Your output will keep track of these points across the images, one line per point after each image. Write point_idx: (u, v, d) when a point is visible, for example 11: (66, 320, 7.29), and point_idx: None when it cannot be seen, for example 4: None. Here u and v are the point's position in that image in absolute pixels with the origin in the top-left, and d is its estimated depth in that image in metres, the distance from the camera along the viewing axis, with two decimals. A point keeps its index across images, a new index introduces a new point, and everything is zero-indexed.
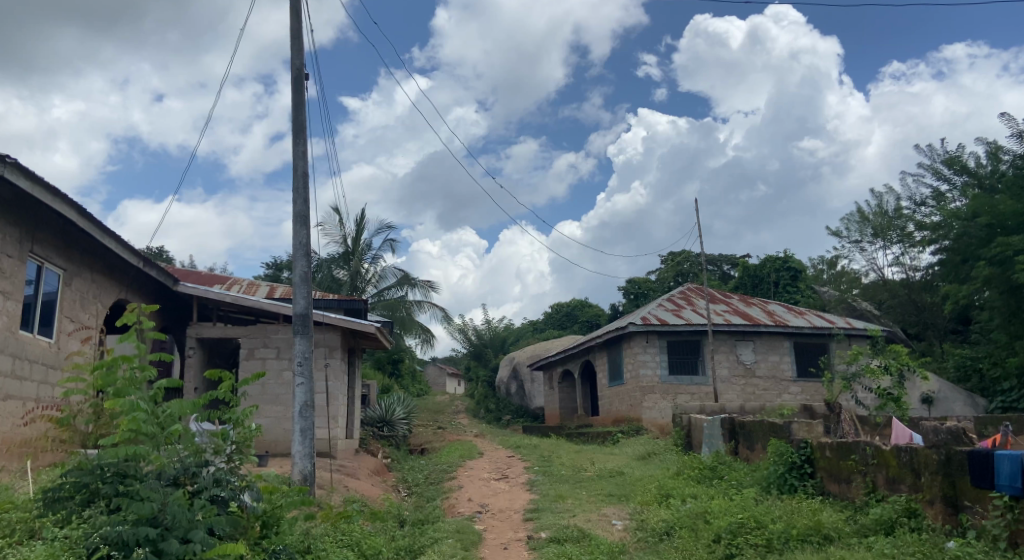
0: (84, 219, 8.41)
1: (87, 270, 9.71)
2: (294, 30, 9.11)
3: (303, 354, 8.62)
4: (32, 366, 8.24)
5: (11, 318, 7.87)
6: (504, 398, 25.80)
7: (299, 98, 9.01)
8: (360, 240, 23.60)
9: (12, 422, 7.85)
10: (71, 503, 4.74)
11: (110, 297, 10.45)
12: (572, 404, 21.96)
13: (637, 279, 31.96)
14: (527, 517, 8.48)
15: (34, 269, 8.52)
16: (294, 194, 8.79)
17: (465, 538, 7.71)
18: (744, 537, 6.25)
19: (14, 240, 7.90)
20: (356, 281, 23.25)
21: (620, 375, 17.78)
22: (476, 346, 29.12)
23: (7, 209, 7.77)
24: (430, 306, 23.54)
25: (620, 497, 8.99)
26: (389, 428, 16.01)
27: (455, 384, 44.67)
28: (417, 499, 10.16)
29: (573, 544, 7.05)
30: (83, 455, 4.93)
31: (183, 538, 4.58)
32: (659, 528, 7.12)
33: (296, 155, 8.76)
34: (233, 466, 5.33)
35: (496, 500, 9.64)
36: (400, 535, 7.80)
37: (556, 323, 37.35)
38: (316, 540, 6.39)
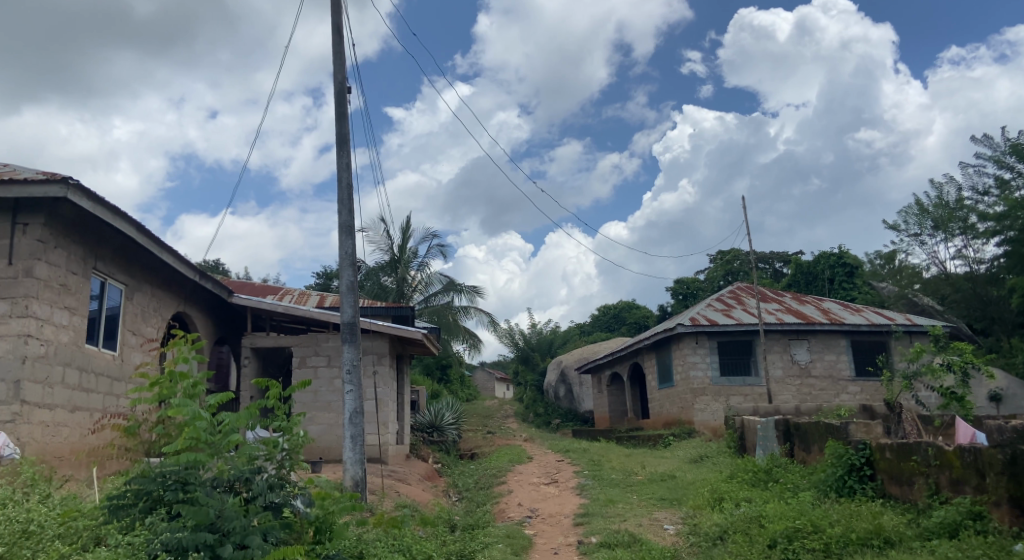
0: (142, 234, 8.71)
1: (147, 284, 10.08)
2: (336, 46, 9.33)
3: (352, 362, 8.77)
4: (98, 378, 8.59)
5: (77, 332, 8.24)
6: (553, 402, 25.73)
7: (343, 111, 9.21)
8: (407, 247, 23.92)
9: (81, 432, 8.21)
10: (136, 510, 4.95)
11: (169, 310, 10.81)
12: (621, 407, 21.78)
13: (686, 279, 31.58)
14: (577, 522, 8.45)
15: (98, 284, 8.88)
16: (339, 205, 8.95)
17: (515, 543, 7.74)
18: (801, 542, 6.09)
19: (78, 257, 8.26)
20: (403, 287, 23.54)
21: (670, 377, 17.55)
22: (524, 350, 29.14)
23: (71, 229, 8.11)
24: (476, 311, 23.66)
25: (673, 500, 8.88)
26: (439, 432, 16.16)
27: (504, 388, 44.72)
28: (468, 504, 10.22)
29: (624, 549, 7.01)
30: (146, 465, 5.17)
31: (239, 543, 4.78)
32: (713, 533, 7.00)
33: (340, 167, 8.95)
34: (286, 473, 5.51)
35: (546, 504, 9.63)
36: (450, 540, 7.86)
37: (604, 325, 37.18)
38: (368, 545, 6.50)
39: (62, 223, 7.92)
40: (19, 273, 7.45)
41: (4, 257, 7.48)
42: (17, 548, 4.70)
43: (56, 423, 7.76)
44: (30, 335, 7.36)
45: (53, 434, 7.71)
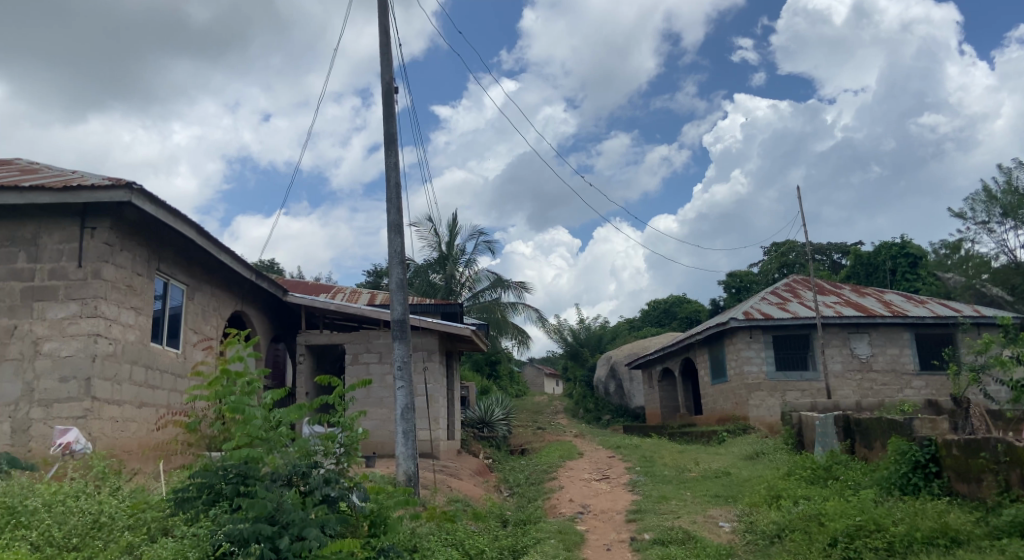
0: (202, 236, 8.97)
1: (207, 284, 10.39)
2: (383, 46, 9.43)
3: (402, 358, 8.87)
4: (162, 375, 8.90)
5: (143, 331, 8.55)
6: (603, 398, 25.55)
7: (391, 110, 9.31)
8: (455, 244, 24.08)
9: (147, 427, 8.52)
10: (199, 503, 5.11)
11: (227, 309, 11.11)
12: (673, 403, 21.49)
13: (739, 272, 30.99)
14: (630, 518, 8.36)
15: (162, 284, 9.18)
16: (388, 204, 9.06)
17: (568, 538, 7.71)
18: (862, 541, 5.89)
19: (142, 259, 8.55)
20: (452, 284, 23.71)
21: (724, 372, 17.22)
22: (573, 346, 29.03)
23: (135, 232, 8.39)
24: (525, 307, 23.65)
25: (728, 498, 8.69)
26: (489, 428, 16.24)
27: (554, 384, 44.61)
28: (520, 499, 10.23)
29: (678, 546, 6.91)
30: (208, 460, 5.34)
31: (298, 534, 4.89)
32: (770, 530, 6.84)
33: (389, 166, 9.05)
34: (342, 467, 5.68)
35: (598, 500, 9.56)
36: (503, 535, 7.88)
37: (654, 320, 36.76)
38: (422, 539, 6.57)
39: (128, 226, 8.20)
40: (88, 275, 7.74)
41: (73, 259, 7.78)
42: (90, 538, 4.89)
43: (125, 418, 8.06)
44: (98, 334, 7.65)
45: (123, 429, 8.01)
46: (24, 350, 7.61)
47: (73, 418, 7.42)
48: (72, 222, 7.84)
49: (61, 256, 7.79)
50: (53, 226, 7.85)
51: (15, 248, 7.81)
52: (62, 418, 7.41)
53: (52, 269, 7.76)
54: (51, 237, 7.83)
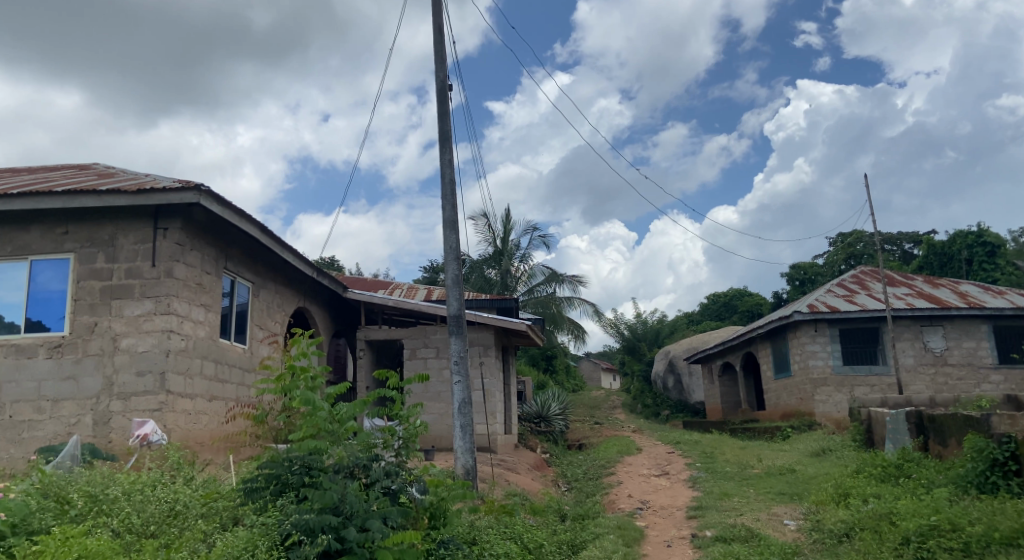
0: (266, 235, 9.24)
1: (271, 281, 10.68)
2: (437, 44, 9.50)
3: (459, 353, 8.94)
4: (231, 369, 9.22)
5: (212, 327, 8.85)
6: (662, 393, 25.23)
7: (445, 107, 9.38)
8: (510, 239, 24.15)
9: (217, 420, 8.83)
10: (267, 493, 5.27)
11: (291, 305, 11.40)
12: (735, 398, 21.02)
13: (803, 264, 30.16)
14: (690, 515, 8.22)
15: (229, 282, 9.47)
16: (443, 200, 9.13)
17: (627, 534, 7.62)
18: (937, 541, 5.65)
19: (211, 257, 8.84)
20: (507, 280, 23.76)
21: (788, 367, 16.76)
22: (630, 340, 28.74)
23: (204, 232, 8.68)
24: (580, 302, 23.52)
25: (793, 495, 8.47)
26: (546, 423, 16.23)
27: (611, 379, 44.28)
28: (578, 494, 10.20)
29: (741, 544, 6.76)
30: (275, 451, 5.51)
31: (361, 525, 5.02)
32: (838, 529, 6.64)
33: (443, 163, 9.13)
34: (402, 460, 5.78)
35: (658, 496, 9.44)
36: (561, 529, 7.88)
37: (714, 314, 36.09)
38: (481, 532, 6.62)
39: (197, 227, 8.51)
40: (161, 274, 8.04)
41: (148, 258, 8.10)
42: (166, 526, 5.11)
43: (197, 411, 8.37)
44: (172, 330, 7.96)
45: (195, 421, 8.33)
46: (104, 346, 7.93)
47: (149, 411, 7.75)
48: (146, 224, 8.18)
49: (137, 256, 8.11)
50: (129, 227, 8.19)
51: (93, 248, 8.15)
52: (139, 411, 7.75)
53: (128, 268, 8.09)
54: (127, 238, 8.16)
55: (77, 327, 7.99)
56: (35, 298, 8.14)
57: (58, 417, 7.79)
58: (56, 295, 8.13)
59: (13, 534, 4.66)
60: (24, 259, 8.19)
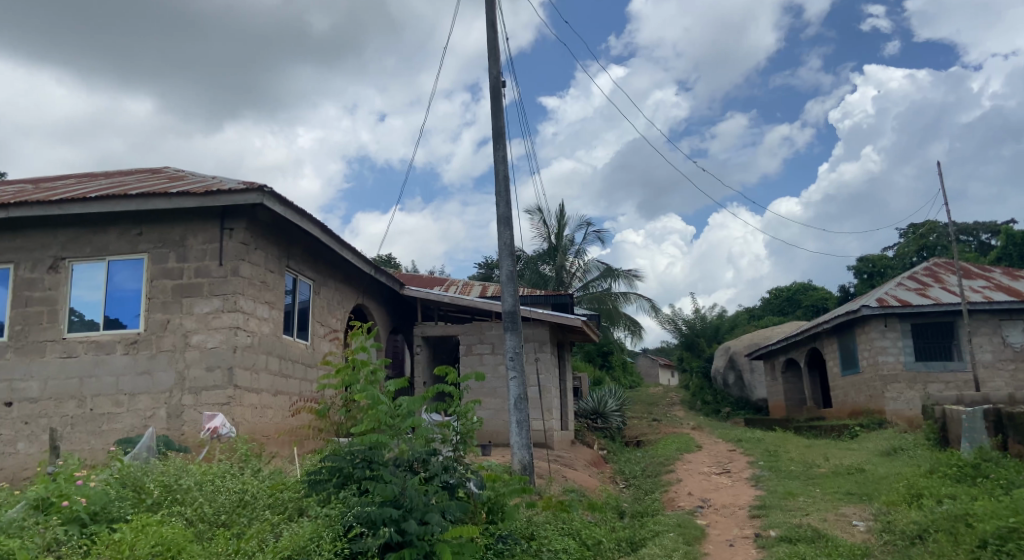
0: (326, 234, 9.42)
1: (331, 279, 10.89)
2: (490, 41, 9.50)
3: (515, 349, 8.94)
4: (294, 364, 9.43)
5: (276, 324, 9.07)
6: (722, 389, 24.77)
7: (499, 104, 9.38)
8: (565, 235, 24.07)
9: (282, 414, 9.05)
10: (330, 485, 5.36)
11: (350, 302, 11.60)
12: (799, 395, 20.51)
13: (871, 256, 29.17)
14: (754, 514, 8.04)
15: (292, 280, 9.69)
16: (497, 197, 9.14)
17: (687, 532, 7.50)
18: (1018, 543, 5.37)
19: (274, 256, 9.07)
20: (562, 276, 23.75)
21: (855, 363, 16.23)
22: (688, 336, 28.32)
23: (267, 231, 8.90)
24: (637, 297, 23.27)
25: (863, 495, 8.19)
26: (603, 419, 16.12)
27: (668, 375, 43.69)
28: (636, 491, 10.10)
29: (808, 545, 6.58)
30: (337, 445, 5.61)
31: (421, 519, 5.06)
32: (910, 531, 6.38)
33: (497, 159, 9.14)
34: (460, 455, 5.82)
35: (719, 494, 9.26)
36: (620, 526, 7.80)
37: (776, 309, 35.25)
38: (539, 527, 6.60)
39: (261, 226, 8.73)
40: (228, 273, 8.29)
41: (215, 258, 8.35)
42: (236, 516, 5.24)
43: (263, 405, 8.60)
44: (238, 327, 8.20)
45: (261, 415, 8.56)
46: (175, 342, 8.22)
47: (218, 405, 7.99)
48: (213, 224, 8.44)
49: (205, 255, 8.38)
50: (197, 228, 8.46)
51: (165, 249, 8.45)
52: (209, 404, 8.00)
53: (197, 268, 8.36)
54: (196, 238, 8.43)
55: (151, 324, 8.30)
56: (112, 297, 8.49)
57: (134, 410, 8.10)
58: (131, 294, 8.46)
59: (94, 521, 4.88)
60: (102, 259, 8.54)
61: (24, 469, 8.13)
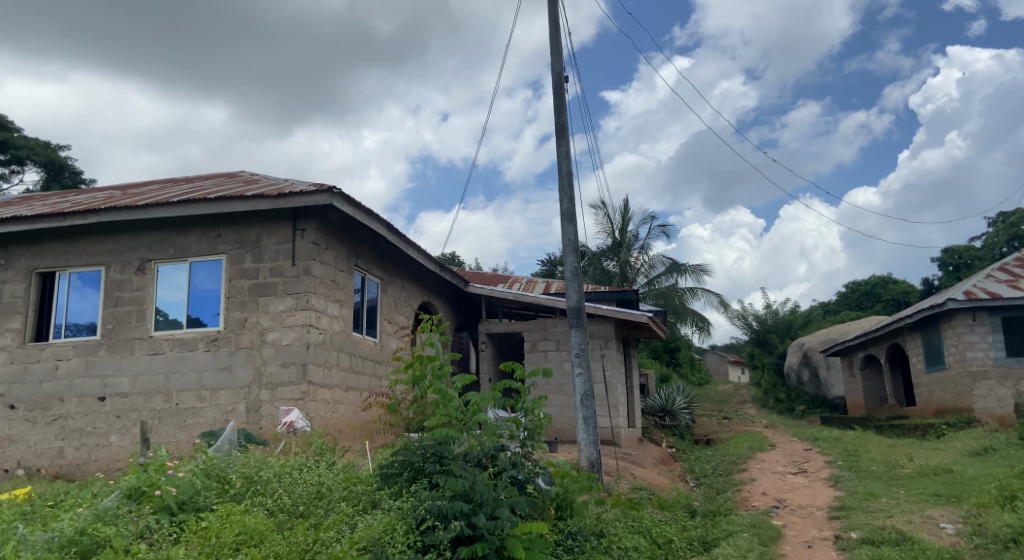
0: (392, 233, 9.57)
1: (398, 277, 11.06)
2: (552, 36, 9.47)
3: (580, 345, 8.90)
4: (364, 361, 9.63)
5: (346, 321, 9.28)
6: (795, 387, 24.06)
7: (561, 99, 9.34)
8: (629, 230, 23.81)
9: (353, 409, 9.25)
10: (402, 479, 5.45)
11: (416, 300, 11.76)
12: (880, 393, 19.72)
13: (957, 247, 27.86)
14: (833, 515, 7.76)
15: (360, 278, 9.89)
16: (561, 193, 9.10)
17: (762, 533, 7.29)
18: None
19: (343, 255, 9.27)
20: (627, 271, 23.51)
21: (941, 359, 15.49)
22: (760, 332, 27.63)
23: (336, 231, 9.11)
24: (704, 292, 22.81)
25: (951, 497, 7.80)
26: (672, 417, 15.88)
27: (738, 373, 42.70)
28: (707, 490, 9.89)
29: (892, 547, 6.31)
30: (407, 439, 5.71)
31: (491, 514, 5.07)
32: (1004, 535, 6.04)
33: (560, 155, 9.10)
34: (527, 451, 5.84)
35: (796, 495, 8.98)
36: (691, 525, 7.65)
37: (853, 303, 34.02)
38: (609, 525, 6.55)
39: (330, 227, 8.96)
40: (300, 272, 8.52)
41: (288, 258, 8.60)
42: (313, 507, 5.38)
43: (335, 400, 8.81)
44: (311, 324, 8.43)
45: (333, 410, 8.77)
46: (253, 339, 8.51)
47: (293, 400, 8.24)
48: (286, 225, 8.70)
49: (279, 256, 8.63)
50: (271, 229, 8.73)
51: (242, 250, 8.75)
52: (285, 400, 8.26)
53: (272, 268, 8.62)
54: (270, 239, 8.70)
55: (230, 322, 8.61)
56: (194, 296, 8.85)
57: (216, 405, 8.43)
58: (212, 293, 8.81)
59: (182, 509, 5.09)
60: (185, 260, 8.92)
61: (117, 460, 8.55)
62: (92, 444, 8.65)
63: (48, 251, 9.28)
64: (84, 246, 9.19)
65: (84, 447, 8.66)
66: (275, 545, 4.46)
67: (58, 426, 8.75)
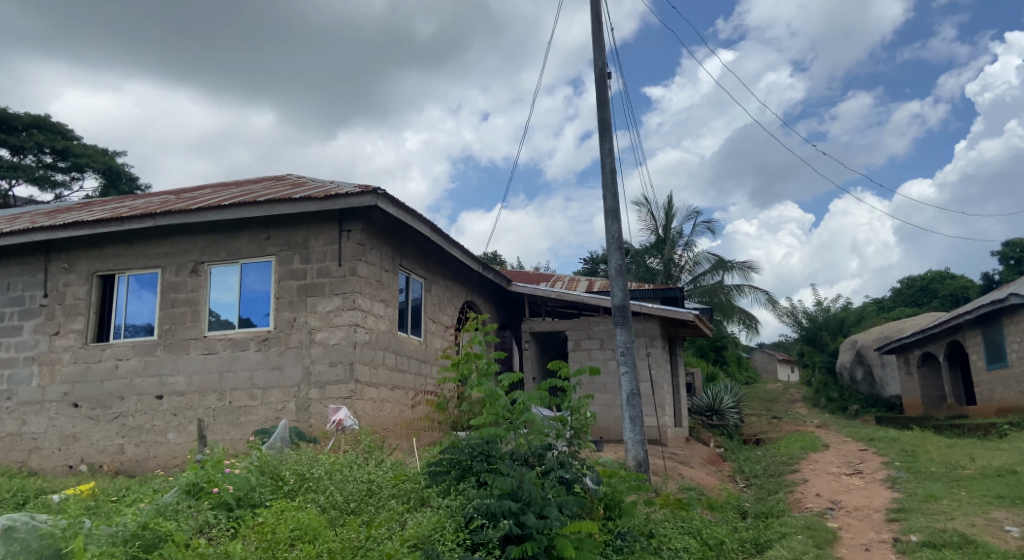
0: (436, 233, 9.63)
1: (441, 276, 11.13)
2: (595, 32, 9.40)
3: (625, 344, 8.82)
4: (409, 360, 9.71)
5: (392, 321, 9.37)
6: (848, 385, 23.48)
7: (604, 96, 9.26)
8: (673, 227, 23.54)
9: (400, 407, 9.33)
10: (450, 477, 5.47)
11: (459, 299, 11.81)
12: (939, 392, 19.10)
13: (1019, 240, 26.81)
14: (891, 518, 7.54)
15: (405, 278, 9.98)
16: (605, 190, 9.03)
17: (817, 535, 7.12)
18: None
19: (388, 255, 9.36)
20: (671, 269, 23.30)
21: (1002, 357, 14.92)
22: (810, 329, 27.04)
23: (381, 232, 9.20)
24: (751, 289, 22.41)
25: (1016, 500, 7.49)
26: (719, 416, 15.65)
27: (787, 371, 41.83)
28: (758, 491, 9.71)
29: (954, 551, 6.09)
30: (455, 438, 5.72)
31: (540, 513, 5.05)
32: None
33: (604, 152, 9.03)
34: (574, 450, 5.81)
35: (851, 496, 8.74)
36: (743, 527, 7.52)
37: (909, 299, 33.02)
38: (658, 525, 6.47)
39: (375, 227, 9.06)
40: (346, 273, 8.64)
41: (335, 258, 8.72)
42: (364, 504, 5.44)
43: (382, 399, 8.90)
44: (357, 324, 8.53)
45: (380, 408, 8.86)
46: (302, 339, 8.65)
47: (341, 398, 8.35)
48: (333, 226, 8.82)
49: (327, 256, 8.76)
50: (318, 230, 8.86)
51: (290, 251, 8.91)
52: (334, 398, 8.38)
53: (319, 268, 8.75)
54: (317, 241, 8.83)
55: (280, 322, 8.77)
56: (245, 297, 9.04)
57: (268, 403, 8.60)
58: (262, 294, 8.99)
59: (238, 505, 5.21)
60: (236, 262, 9.12)
61: (174, 457, 8.80)
62: (151, 441, 8.91)
63: (107, 255, 9.59)
64: (140, 249, 9.47)
65: (144, 444, 8.93)
66: (329, 541, 4.52)
67: (119, 423, 9.03)
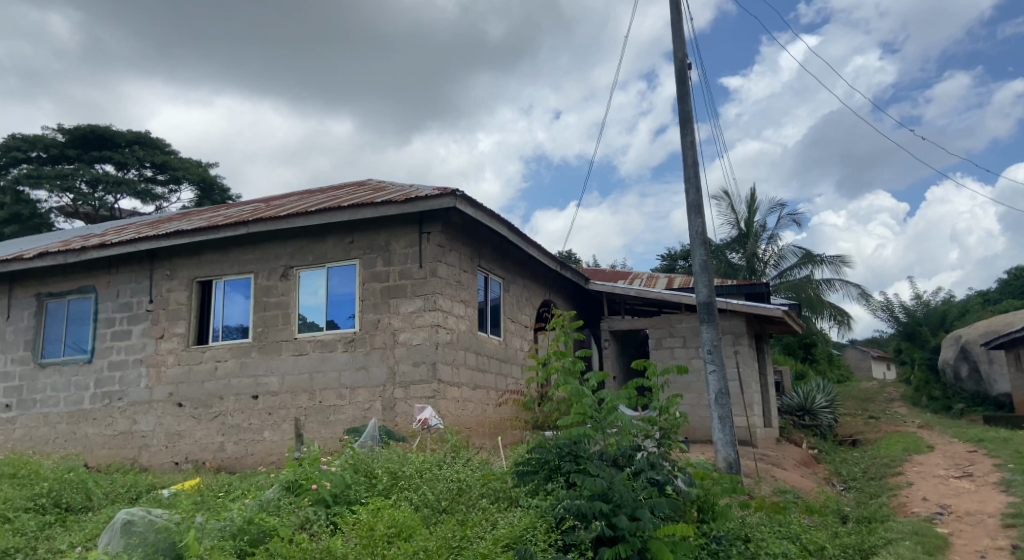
0: (513, 233, 9.64)
1: (519, 276, 11.14)
2: (674, 23, 9.19)
3: (711, 342, 8.58)
4: (490, 360, 9.77)
5: (472, 321, 9.44)
6: (953, 383, 22.22)
7: (684, 88, 9.05)
8: (755, 221, 22.85)
9: (482, 407, 9.38)
10: (538, 477, 5.44)
11: (537, 299, 11.80)
12: None
13: None
14: (1008, 523, 7.05)
15: (483, 279, 10.04)
16: (687, 184, 8.82)
17: (927, 541, 6.73)
18: None
19: (466, 256, 9.43)
20: (754, 264, 22.63)
21: None
22: (909, 325, 25.72)
23: (459, 233, 9.28)
24: (843, 284, 21.50)
25: None
26: (812, 416, 15.08)
27: (883, 368, 39.90)
28: (858, 494, 9.26)
29: None
30: (542, 437, 5.67)
31: (631, 514, 4.93)
32: None
33: (685, 145, 8.82)
34: (664, 451, 5.68)
35: (961, 501, 8.22)
36: (845, 532, 7.19)
37: (1018, 291, 30.93)
38: (754, 529, 6.24)
39: (454, 229, 9.14)
40: (427, 274, 8.75)
41: (416, 260, 8.85)
42: (455, 503, 5.47)
43: (464, 398, 8.98)
44: (439, 325, 8.63)
45: (463, 407, 8.94)
46: (386, 340, 8.82)
47: (425, 398, 8.47)
48: (413, 229, 8.95)
49: (408, 259, 8.90)
50: (399, 233, 9.01)
51: (373, 254, 9.09)
52: (418, 397, 8.51)
53: (401, 270, 8.91)
54: (399, 243, 8.98)
55: (365, 323, 8.97)
56: (332, 300, 9.28)
57: (355, 403, 8.81)
58: (348, 297, 9.20)
59: (335, 502, 5.33)
60: (322, 267, 9.37)
61: (271, 454, 9.14)
62: (249, 439, 9.28)
63: (205, 261, 10.04)
64: (234, 255, 9.87)
65: (242, 442, 9.31)
66: (424, 538, 4.57)
67: (219, 422, 9.45)
